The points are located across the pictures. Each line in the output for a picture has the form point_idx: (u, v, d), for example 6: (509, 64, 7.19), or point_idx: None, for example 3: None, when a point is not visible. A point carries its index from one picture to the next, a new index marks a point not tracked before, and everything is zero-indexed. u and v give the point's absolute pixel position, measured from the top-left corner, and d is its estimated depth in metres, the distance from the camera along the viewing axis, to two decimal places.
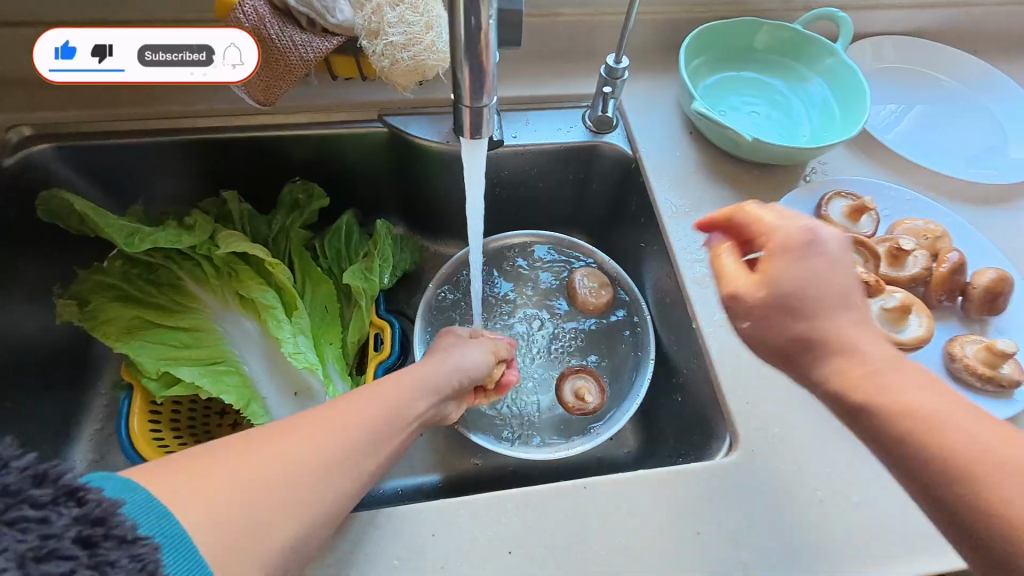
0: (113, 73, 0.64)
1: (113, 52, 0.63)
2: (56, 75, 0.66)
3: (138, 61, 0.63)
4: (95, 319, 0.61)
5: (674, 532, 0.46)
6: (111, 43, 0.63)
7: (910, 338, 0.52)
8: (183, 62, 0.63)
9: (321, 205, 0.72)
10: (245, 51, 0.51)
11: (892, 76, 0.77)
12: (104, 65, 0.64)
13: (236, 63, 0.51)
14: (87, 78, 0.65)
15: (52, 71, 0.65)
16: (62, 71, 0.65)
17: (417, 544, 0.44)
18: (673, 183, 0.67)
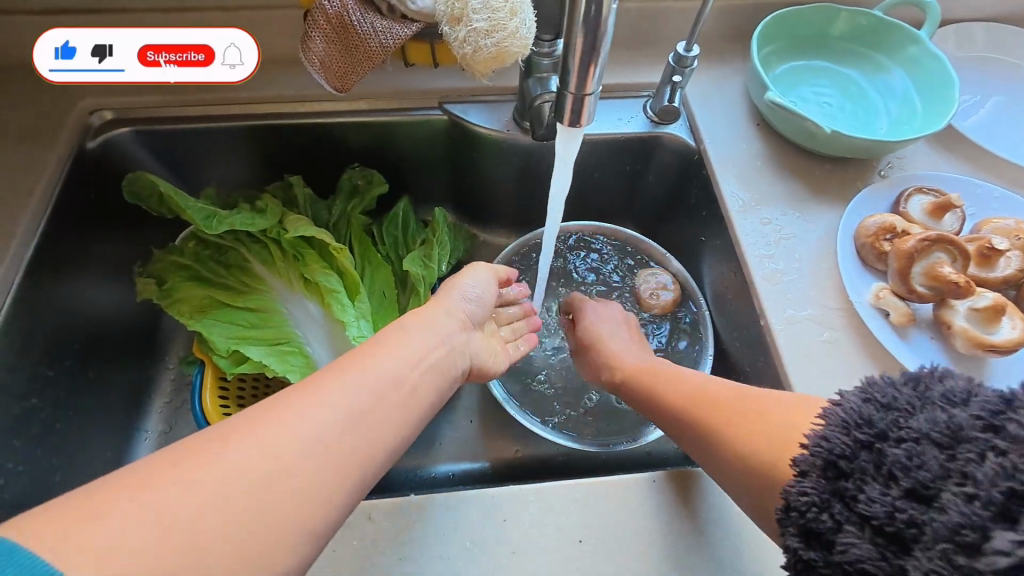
0: (113, 72, 0.66)
1: (113, 52, 0.66)
2: (56, 75, 0.68)
3: (138, 61, 0.66)
4: (171, 297, 0.64)
5: (745, 530, 0.45)
6: (111, 43, 0.66)
7: (1002, 340, 0.50)
8: (186, 63, 0.67)
9: (379, 191, 0.73)
10: (245, 52, 0.68)
11: (977, 66, 0.72)
12: (104, 65, 0.66)
13: (237, 62, 0.68)
14: (85, 78, 0.68)
15: (52, 72, 0.68)
16: (61, 71, 0.67)
17: (486, 528, 0.45)
18: (739, 176, 0.65)
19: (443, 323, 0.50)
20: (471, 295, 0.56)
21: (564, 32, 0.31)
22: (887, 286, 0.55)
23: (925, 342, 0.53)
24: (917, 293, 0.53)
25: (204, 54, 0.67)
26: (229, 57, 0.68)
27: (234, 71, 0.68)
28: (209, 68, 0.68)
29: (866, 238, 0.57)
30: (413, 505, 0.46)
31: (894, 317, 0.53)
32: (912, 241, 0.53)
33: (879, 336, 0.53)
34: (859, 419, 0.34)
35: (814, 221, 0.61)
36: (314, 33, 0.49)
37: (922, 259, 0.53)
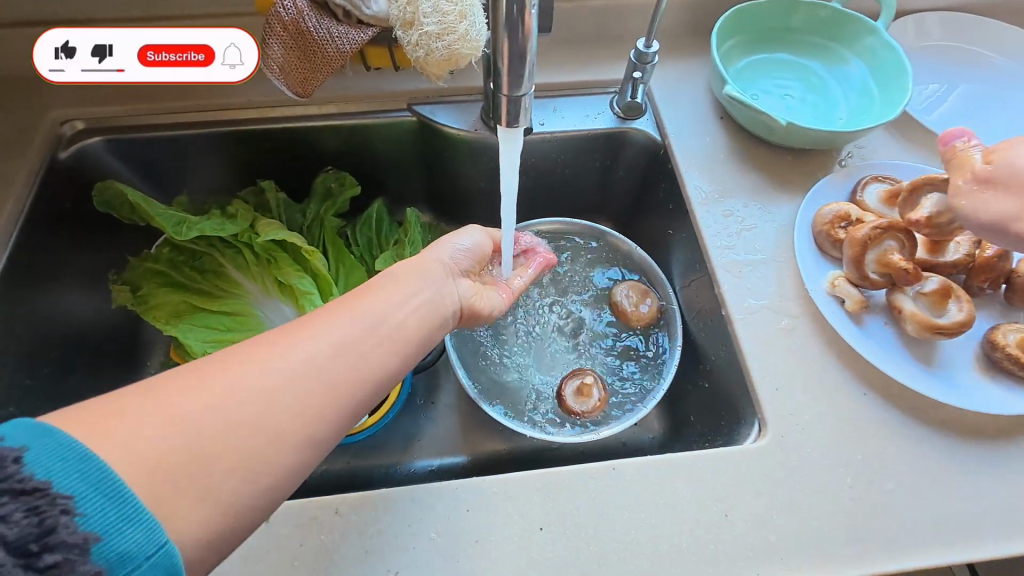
0: (113, 72, 0.67)
1: (113, 52, 0.66)
2: (56, 75, 0.69)
3: (138, 61, 0.67)
4: (147, 304, 0.65)
5: (702, 512, 0.47)
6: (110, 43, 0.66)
7: (950, 322, 0.51)
8: (188, 63, 0.68)
9: (352, 194, 0.74)
10: (244, 51, 0.67)
11: (936, 55, 0.74)
12: (103, 65, 0.67)
13: (238, 62, 0.67)
14: (83, 77, 0.69)
15: (52, 72, 0.68)
16: (61, 72, 0.68)
17: (451, 519, 0.47)
18: (702, 169, 0.66)
19: (427, 268, 0.50)
20: (461, 246, 0.55)
21: (492, 35, 0.33)
22: (843, 274, 0.56)
23: (878, 327, 0.54)
24: (870, 280, 0.54)
25: (204, 54, 0.67)
26: (229, 57, 0.67)
27: (233, 70, 0.68)
28: (209, 68, 0.68)
29: (822, 226, 0.58)
30: (382, 499, 0.47)
31: (848, 304, 0.55)
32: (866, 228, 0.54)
33: (834, 321, 0.55)
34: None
35: (775, 212, 0.62)
36: (272, 40, 0.50)
37: (874, 246, 0.54)
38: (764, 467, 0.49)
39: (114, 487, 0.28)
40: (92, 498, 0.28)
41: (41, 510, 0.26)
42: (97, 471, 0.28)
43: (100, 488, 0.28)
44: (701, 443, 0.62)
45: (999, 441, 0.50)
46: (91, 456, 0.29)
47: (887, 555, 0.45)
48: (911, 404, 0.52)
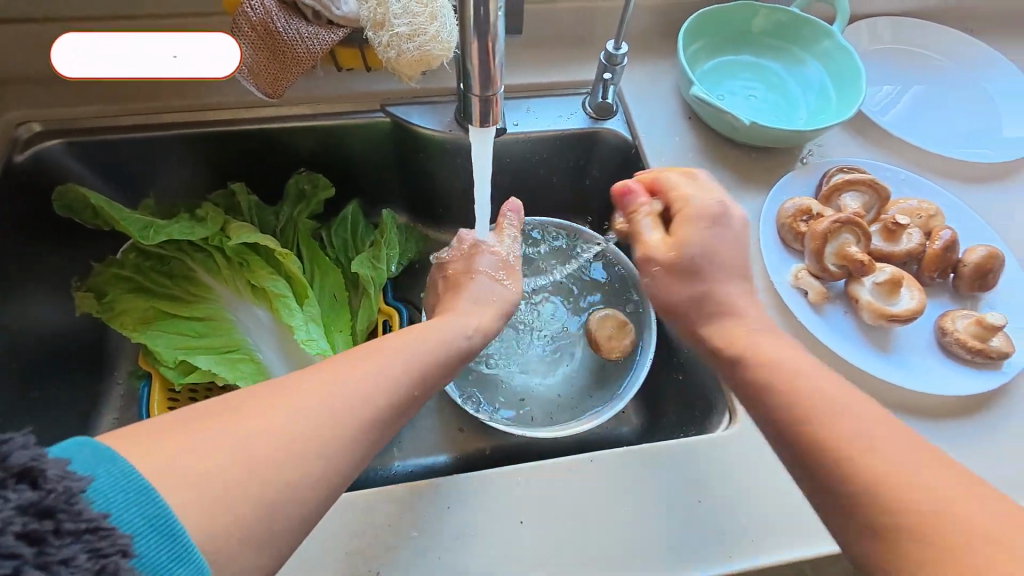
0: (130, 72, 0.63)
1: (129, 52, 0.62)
2: (72, 73, 0.64)
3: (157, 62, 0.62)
4: (113, 311, 0.63)
5: (676, 499, 0.48)
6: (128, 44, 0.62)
7: (903, 311, 0.54)
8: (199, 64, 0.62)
9: (326, 195, 0.73)
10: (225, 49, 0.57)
11: (887, 57, 0.78)
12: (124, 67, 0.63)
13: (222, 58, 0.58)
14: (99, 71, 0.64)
15: (70, 69, 0.64)
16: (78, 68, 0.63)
17: (432, 515, 0.47)
18: (672, 168, 0.68)
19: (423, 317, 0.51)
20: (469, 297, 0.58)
21: (460, 39, 0.33)
22: (805, 267, 0.58)
23: (839, 316, 0.57)
24: (829, 271, 0.57)
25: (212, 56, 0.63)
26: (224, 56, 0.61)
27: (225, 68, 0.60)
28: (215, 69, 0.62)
29: (785, 220, 0.61)
30: (362, 499, 0.47)
31: (811, 295, 0.57)
32: (827, 224, 0.57)
33: (798, 313, 0.57)
34: None
35: (741, 207, 0.65)
36: (241, 40, 0.50)
37: (833, 240, 0.57)
38: (735, 453, 0.51)
39: (167, 517, 0.30)
40: (147, 537, 0.29)
41: (96, 551, 0.26)
42: (152, 507, 0.29)
43: (152, 522, 0.29)
44: (673, 432, 0.64)
45: (953, 421, 0.53)
46: (150, 486, 0.30)
47: None
48: (870, 389, 0.54)
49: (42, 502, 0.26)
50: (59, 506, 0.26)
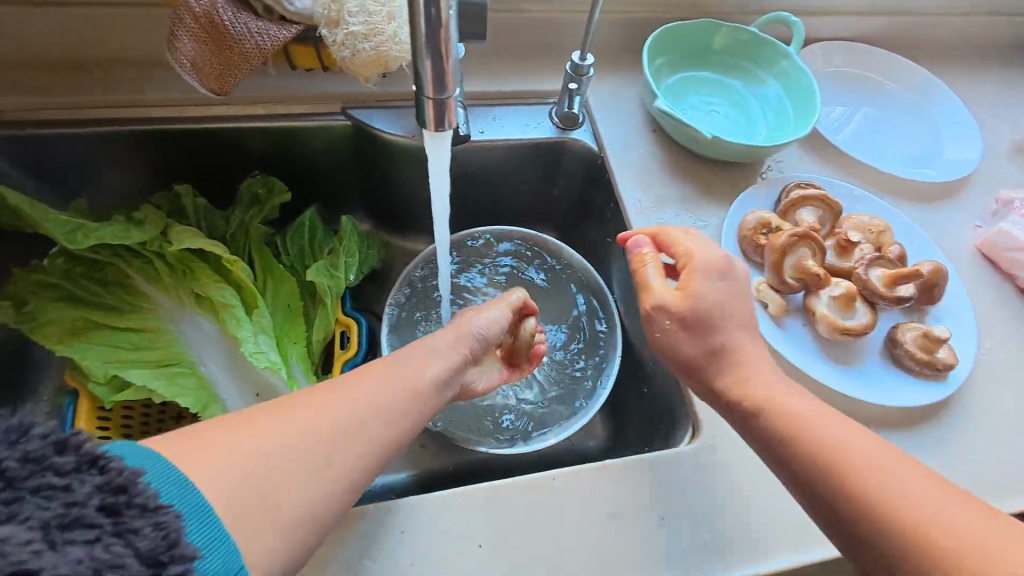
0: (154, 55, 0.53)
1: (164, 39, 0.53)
2: None
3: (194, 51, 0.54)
4: (34, 321, 0.57)
5: (639, 516, 0.47)
6: None
7: (855, 325, 0.56)
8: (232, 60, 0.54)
9: (282, 199, 0.70)
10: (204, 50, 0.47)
11: (840, 79, 0.81)
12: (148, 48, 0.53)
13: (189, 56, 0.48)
14: None
15: None
16: None
17: (384, 540, 0.44)
18: (637, 180, 0.68)
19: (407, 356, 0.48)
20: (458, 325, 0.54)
21: (413, 56, 0.32)
22: (765, 280, 0.59)
23: (798, 329, 0.58)
24: (788, 285, 0.58)
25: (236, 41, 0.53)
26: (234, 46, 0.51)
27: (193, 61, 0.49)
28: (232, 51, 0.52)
29: (746, 233, 0.61)
30: None
31: (771, 308, 0.58)
32: (652, 271, 0.50)
33: (758, 325, 0.58)
34: None
35: (703, 220, 0.65)
36: (181, 33, 0.46)
37: (791, 253, 0.58)
38: (699, 467, 0.50)
39: (204, 512, 0.33)
40: (195, 525, 0.32)
41: (166, 524, 0.30)
42: (193, 498, 0.33)
43: (195, 512, 0.33)
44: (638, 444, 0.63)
45: (903, 430, 0.54)
46: (187, 482, 0.33)
47: (809, 544, 0.48)
48: (825, 400, 0.55)
49: (31, 456, 0.29)
50: (30, 477, 0.29)
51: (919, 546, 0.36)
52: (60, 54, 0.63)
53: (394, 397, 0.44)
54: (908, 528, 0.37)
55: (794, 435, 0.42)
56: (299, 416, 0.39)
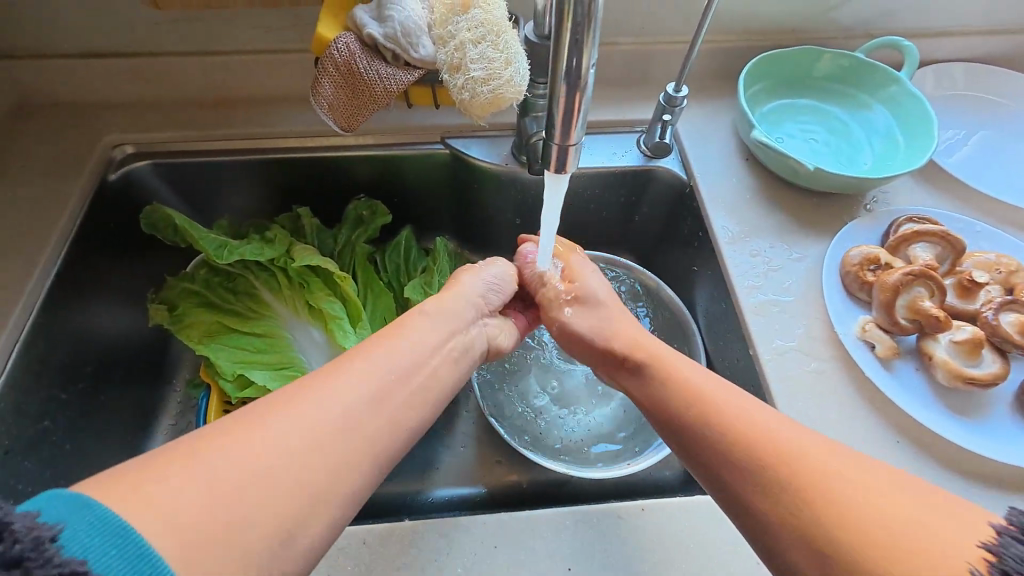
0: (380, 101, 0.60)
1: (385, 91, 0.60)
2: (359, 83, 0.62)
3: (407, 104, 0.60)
4: (181, 323, 0.66)
5: (732, 558, 0.46)
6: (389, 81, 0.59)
7: (981, 374, 0.51)
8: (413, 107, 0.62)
9: (383, 221, 0.76)
10: (336, 85, 0.53)
11: (957, 104, 0.75)
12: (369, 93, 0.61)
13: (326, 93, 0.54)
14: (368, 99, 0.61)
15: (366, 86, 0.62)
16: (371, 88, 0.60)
17: (477, 553, 0.46)
18: (729, 210, 0.67)
19: (459, 307, 0.52)
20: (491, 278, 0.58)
21: (550, 79, 0.34)
22: (872, 319, 0.56)
23: (909, 373, 0.54)
24: (900, 325, 0.54)
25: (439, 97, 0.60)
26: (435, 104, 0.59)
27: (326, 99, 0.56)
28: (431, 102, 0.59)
29: (850, 268, 0.59)
30: (408, 529, 0.47)
31: (879, 350, 0.55)
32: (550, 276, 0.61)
33: (864, 367, 0.54)
34: (1019, 566, 0.28)
35: (802, 253, 0.63)
36: (324, 80, 0.53)
37: (905, 292, 0.54)
38: None
39: (153, 562, 0.27)
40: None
41: None
42: (133, 548, 0.27)
43: (137, 564, 0.27)
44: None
45: None
46: (132, 527, 0.27)
47: None
48: (941, 454, 0.51)
49: None
50: None
51: (835, 518, 0.33)
52: (213, 93, 0.74)
53: (373, 386, 0.39)
54: (804, 494, 0.35)
55: (688, 415, 0.43)
56: (282, 422, 0.34)
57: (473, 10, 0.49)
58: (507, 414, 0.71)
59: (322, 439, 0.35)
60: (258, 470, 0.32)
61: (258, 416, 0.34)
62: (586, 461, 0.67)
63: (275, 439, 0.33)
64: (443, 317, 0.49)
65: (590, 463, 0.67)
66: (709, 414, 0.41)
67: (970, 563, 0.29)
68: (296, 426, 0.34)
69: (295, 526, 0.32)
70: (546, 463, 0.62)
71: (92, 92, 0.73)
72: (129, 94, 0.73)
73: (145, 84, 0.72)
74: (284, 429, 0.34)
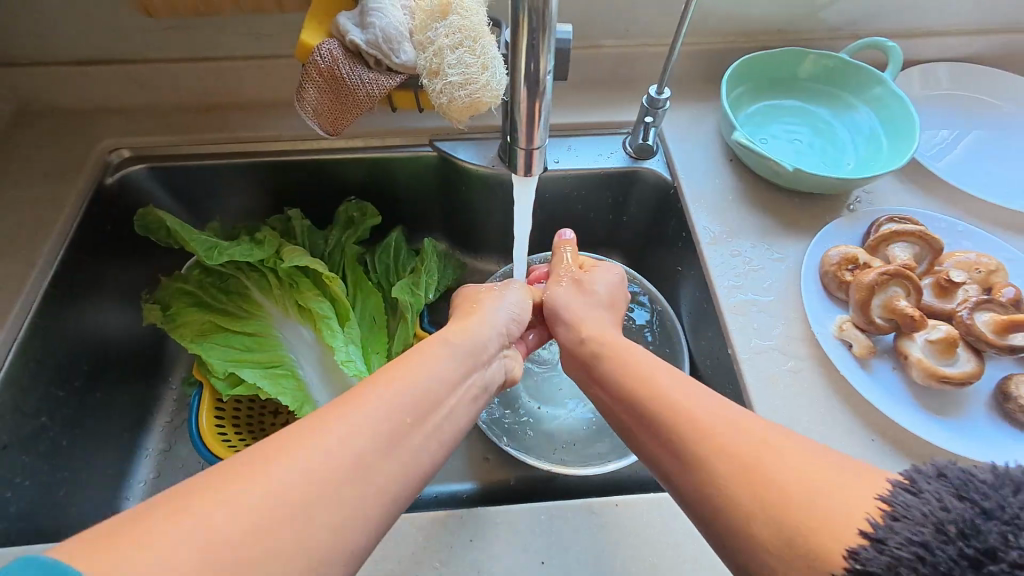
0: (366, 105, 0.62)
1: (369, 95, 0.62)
2: None
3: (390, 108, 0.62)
4: (174, 322, 0.68)
5: (706, 554, 0.47)
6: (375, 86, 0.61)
7: (955, 372, 0.51)
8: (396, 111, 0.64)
9: (373, 223, 0.77)
10: (318, 89, 0.54)
11: (943, 103, 0.75)
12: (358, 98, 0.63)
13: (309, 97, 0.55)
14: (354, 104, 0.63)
15: None
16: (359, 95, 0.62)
17: (455, 547, 0.47)
18: (712, 211, 0.68)
19: (478, 338, 0.52)
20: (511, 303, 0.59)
21: (512, 82, 0.36)
22: (849, 318, 0.57)
23: (886, 372, 0.55)
24: (875, 325, 0.55)
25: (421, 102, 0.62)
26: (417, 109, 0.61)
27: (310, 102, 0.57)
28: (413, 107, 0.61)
29: (829, 268, 0.59)
30: (388, 524, 0.48)
31: (856, 349, 0.55)
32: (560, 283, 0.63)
33: (841, 366, 0.55)
34: (906, 510, 0.29)
35: (783, 253, 0.64)
36: (308, 85, 0.54)
37: (881, 292, 0.55)
38: None
39: None
40: None
41: None
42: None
43: None
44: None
45: None
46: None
47: None
48: (917, 453, 0.51)
49: None
50: None
51: (759, 501, 0.33)
52: (207, 98, 0.76)
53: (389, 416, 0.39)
54: (757, 476, 0.34)
55: (637, 403, 0.43)
56: (297, 460, 0.33)
57: (451, 16, 0.50)
58: (484, 403, 0.72)
59: (341, 470, 0.34)
60: (269, 503, 0.31)
61: (261, 456, 0.33)
62: (560, 454, 0.68)
63: (300, 472, 0.33)
64: (453, 345, 0.49)
65: (573, 461, 0.67)
66: (661, 400, 0.42)
67: (860, 523, 0.30)
68: (304, 464, 0.33)
69: (325, 558, 0.32)
70: (528, 460, 0.63)
71: (92, 98, 0.75)
72: (127, 100, 0.75)
73: (141, 90, 0.74)
74: (308, 461, 0.34)
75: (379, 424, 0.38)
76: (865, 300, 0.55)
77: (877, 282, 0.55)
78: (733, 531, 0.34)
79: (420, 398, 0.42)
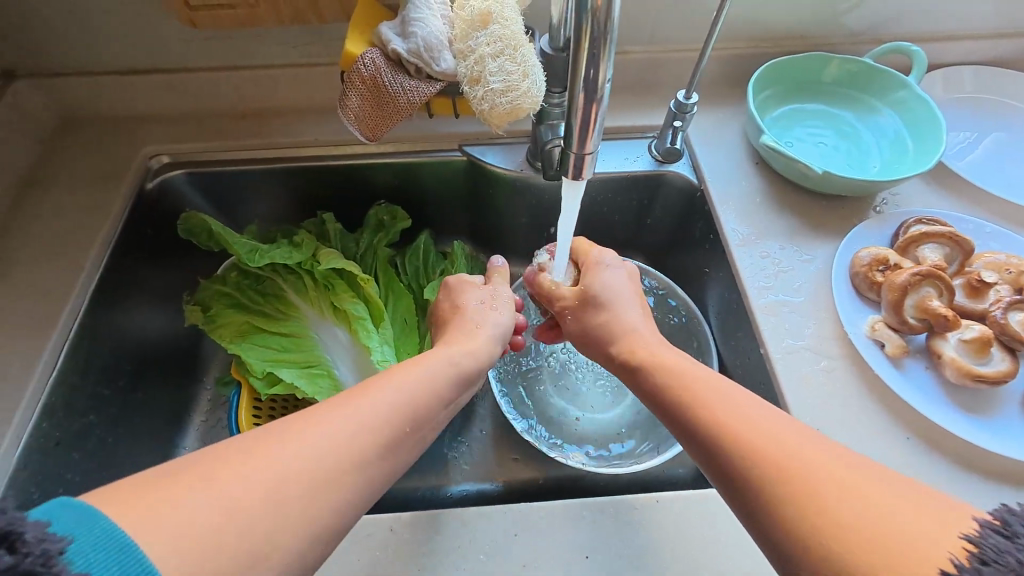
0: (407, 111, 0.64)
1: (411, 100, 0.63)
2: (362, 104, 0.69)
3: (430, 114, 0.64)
4: (214, 323, 0.70)
5: (745, 550, 0.48)
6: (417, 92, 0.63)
7: (989, 372, 0.52)
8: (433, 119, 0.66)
9: (403, 226, 0.79)
10: (361, 97, 0.56)
11: (967, 106, 0.76)
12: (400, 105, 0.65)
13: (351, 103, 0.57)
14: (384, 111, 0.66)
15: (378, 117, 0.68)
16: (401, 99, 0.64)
17: (498, 540, 0.49)
18: (739, 213, 0.69)
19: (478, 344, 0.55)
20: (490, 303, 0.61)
21: (568, 89, 0.37)
22: (881, 319, 0.58)
23: (919, 372, 0.55)
24: (908, 324, 0.56)
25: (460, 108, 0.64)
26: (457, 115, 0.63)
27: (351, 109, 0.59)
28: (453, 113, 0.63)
29: (860, 269, 0.60)
30: (432, 519, 0.49)
31: (889, 348, 0.56)
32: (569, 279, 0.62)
33: (874, 365, 0.56)
34: (996, 555, 0.28)
35: (812, 254, 0.65)
36: (351, 93, 0.56)
37: (913, 292, 0.56)
38: None
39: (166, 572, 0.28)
40: None
41: None
42: (137, 564, 0.27)
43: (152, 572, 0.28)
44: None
45: None
46: (164, 528, 0.29)
47: None
48: (952, 451, 0.52)
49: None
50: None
51: (803, 513, 0.34)
52: (243, 106, 0.78)
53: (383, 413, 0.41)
54: (802, 491, 0.34)
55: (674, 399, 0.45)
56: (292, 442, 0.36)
57: (492, 25, 0.52)
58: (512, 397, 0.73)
59: (331, 459, 0.36)
60: (258, 478, 0.33)
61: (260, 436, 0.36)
62: (580, 443, 0.70)
63: (279, 461, 0.34)
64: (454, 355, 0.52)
65: (605, 460, 0.68)
66: (692, 397, 0.44)
67: (940, 562, 0.29)
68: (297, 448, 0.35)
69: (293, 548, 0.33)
70: (562, 459, 0.64)
71: (133, 106, 0.77)
72: (166, 108, 0.78)
73: (179, 98, 0.77)
74: (288, 452, 0.35)
75: (362, 422, 0.39)
76: (896, 301, 0.56)
77: (907, 282, 0.56)
78: (781, 534, 0.34)
79: (399, 407, 0.42)
